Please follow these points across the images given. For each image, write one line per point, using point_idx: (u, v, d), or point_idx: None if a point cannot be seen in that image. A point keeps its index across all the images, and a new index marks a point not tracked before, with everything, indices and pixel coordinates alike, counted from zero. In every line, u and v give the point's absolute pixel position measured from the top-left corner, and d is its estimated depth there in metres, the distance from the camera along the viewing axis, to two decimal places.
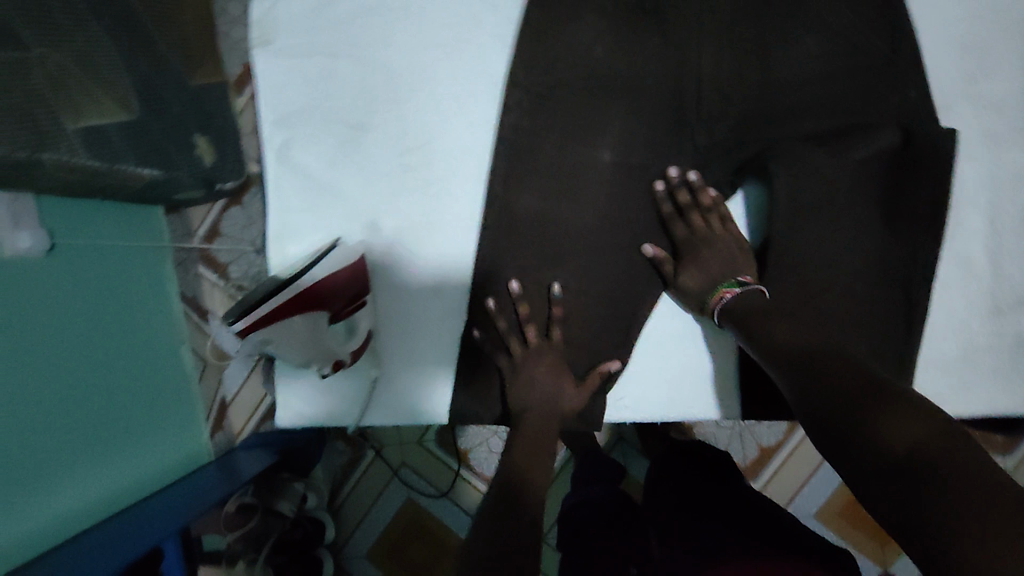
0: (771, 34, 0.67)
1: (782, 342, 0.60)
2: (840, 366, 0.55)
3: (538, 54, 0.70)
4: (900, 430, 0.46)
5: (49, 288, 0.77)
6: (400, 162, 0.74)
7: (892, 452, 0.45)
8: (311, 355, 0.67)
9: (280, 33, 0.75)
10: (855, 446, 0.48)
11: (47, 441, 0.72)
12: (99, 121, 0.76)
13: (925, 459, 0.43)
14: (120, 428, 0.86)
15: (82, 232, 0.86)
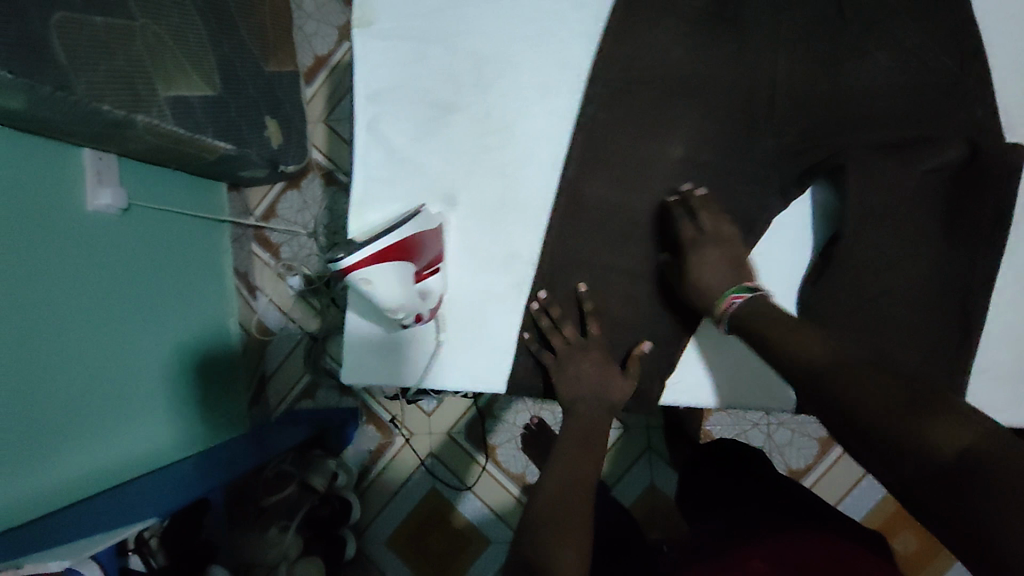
0: (845, 46, 0.70)
1: (807, 355, 0.59)
2: (872, 371, 0.54)
3: (618, 53, 0.74)
4: (950, 433, 0.46)
5: (107, 227, 1.12)
6: (479, 145, 0.79)
7: (951, 452, 0.45)
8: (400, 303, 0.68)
9: (379, 15, 0.80)
10: (899, 451, 0.48)
11: (111, 361, 1.07)
12: (185, 92, 1.10)
13: (978, 458, 0.44)
14: (120, 385, 1.09)
15: (153, 195, 1.23)
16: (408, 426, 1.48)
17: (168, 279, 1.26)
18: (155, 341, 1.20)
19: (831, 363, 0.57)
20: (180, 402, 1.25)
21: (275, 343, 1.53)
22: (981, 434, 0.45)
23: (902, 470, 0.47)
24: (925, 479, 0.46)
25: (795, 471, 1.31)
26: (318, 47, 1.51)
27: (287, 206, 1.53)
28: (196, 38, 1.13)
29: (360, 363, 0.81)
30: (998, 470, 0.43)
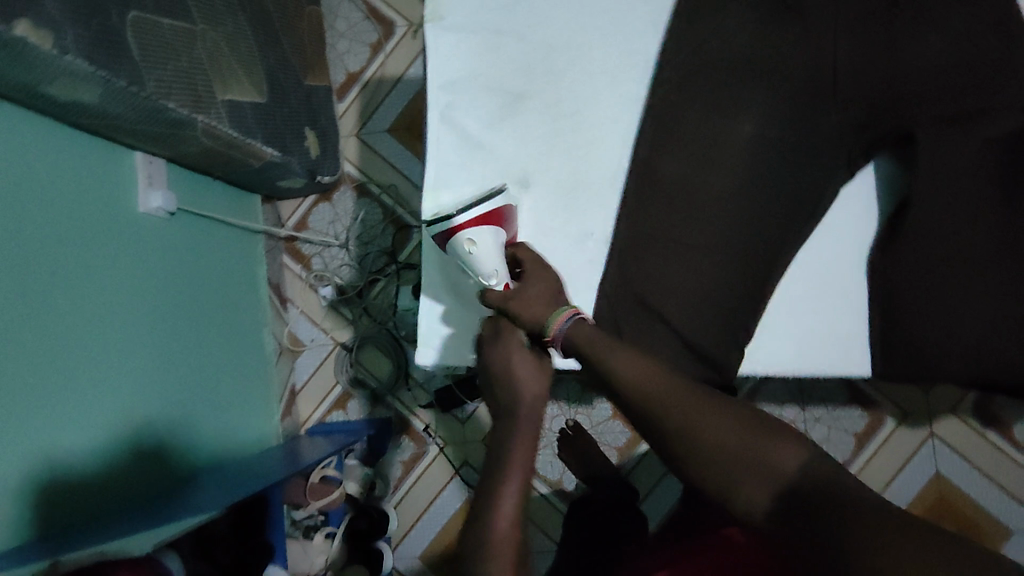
0: (905, 26, 0.74)
1: (630, 379, 0.61)
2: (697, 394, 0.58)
3: (687, 39, 0.78)
4: (796, 456, 0.52)
5: (154, 232, 1.13)
6: (553, 129, 0.83)
7: (791, 474, 0.51)
8: (489, 266, 0.75)
9: (450, 10, 0.83)
10: (747, 478, 0.52)
11: (148, 371, 1.07)
12: (237, 97, 1.12)
13: (814, 486, 0.49)
14: (150, 393, 1.06)
15: (193, 201, 1.24)
16: (442, 436, 1.47)
17: (206, 294, 1.26)
18: (191, 352, 1.19)
19: (677, 389, 0.59)
20: (213, 415, 1.25)
21: (306, 354, 1.54)
22: (815, 459, 0.51)
23: (748, 496, 0.52)
24: (774, 501, 0.50)
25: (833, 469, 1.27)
26: (350, 64, 1.55)
27: (318, 218, 1.55)
28: (246, 46, 1.15)
29: (429, 337, 0.84)
30: (836, 491, 0.48)
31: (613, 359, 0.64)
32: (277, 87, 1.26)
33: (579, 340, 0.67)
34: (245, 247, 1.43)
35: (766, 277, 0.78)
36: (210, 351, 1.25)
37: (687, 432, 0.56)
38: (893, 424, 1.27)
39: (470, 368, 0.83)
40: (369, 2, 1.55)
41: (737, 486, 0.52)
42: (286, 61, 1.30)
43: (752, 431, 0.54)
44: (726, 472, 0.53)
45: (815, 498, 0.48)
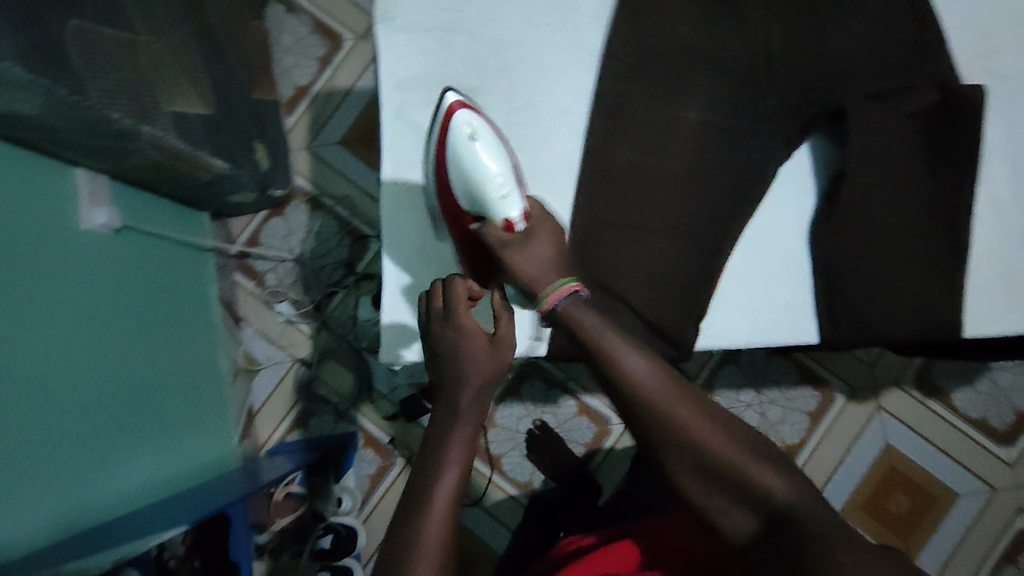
0: (825, 17, 0.81)
1: (631, 388, 0.64)
2: (693, 407, 0.63)
3: (630, 32, 0.82)
4: (775, 482, 0.59)
5: (99, 249, 1.09)
6: (507, 123, 0.85)
7: (772, 499, 0.59)
8: (508, 188, 0.72)
9: (401, 11, 0.85)
10: (739, 497, 0.60)
11: (103, 391, 1.02)
12: (184, 109, 1.11)
13: (786, 513, 0.58)
14: (106, 414, 1.02)
15: (139, 218, 1.20)
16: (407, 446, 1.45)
17: (156, 314, 1.22)
18: (145, 372, 1.15)
19: (675, 401, 0.63)
20: (169, 437, 1.19)
21: (262, 374, 1.50)
22: (791, 488, 0.59)
23: (732, 512, 0.61)
24: (754, 523, 0.60)
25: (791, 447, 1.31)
26: (298, 78, 1.55)
27: (269, 235, 1.52)
28: (191, 59, 1.14)
29: (384, 336, 0.82)
30: (802, 521, 0.56)
31: (620, 366, 0.66)
32: (223, 99, 1.24)
33: (582, 327, 0.67)
34: (193, 266, 1.39)
35: (718, 254, 0.82)
36: (163, 372, 1.21)
37: (687, 449, 0.62)
38: (843, 400, 1.33)
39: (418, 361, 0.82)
40: (314, 17, 1.55)
41: (729, 505, 0.61)
42: (232, 75, 1.29)
43: (743, 456, 0.61)
44: (720, 492, 0.61)
45: (785, 529, 0.57)
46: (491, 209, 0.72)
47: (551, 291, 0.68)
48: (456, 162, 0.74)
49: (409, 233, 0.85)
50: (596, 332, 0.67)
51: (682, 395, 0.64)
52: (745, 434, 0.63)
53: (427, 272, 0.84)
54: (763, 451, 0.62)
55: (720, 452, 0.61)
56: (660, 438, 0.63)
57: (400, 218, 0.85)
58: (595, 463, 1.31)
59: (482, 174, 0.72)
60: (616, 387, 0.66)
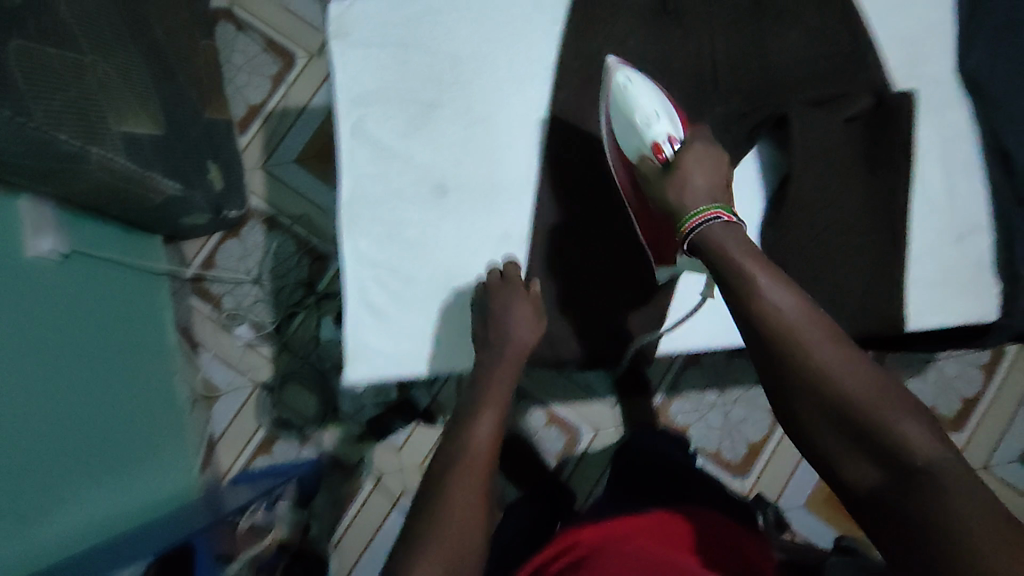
0: (766, 29, 0.85)
1: (786, 327, 0.65)
2: (844, 353, 0.63)
3: (581, 47, 0.85)
4: (924, 443, 0.55)
5: (46, 278, 1.05)
6: (466, 135, 0.86)
7: (909, 452, 0.55)
8: (661, 112, 0.79)
9: (356, 28, 0.86)
10: (871, 446, 0.57)
11: (55, 426, 0.97)
12: (135, 131, 1.08)
13: (932, 474, 0.53)
14: (59, 447, 0.98)
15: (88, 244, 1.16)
16: (377, 467, 1.43)
17: (109, 341, 1.18)
18: (99, 401, 1.10)
19: (832, 345, 0.63)
20: (126, 468, 1.15)
21: (222, 401, 1.45)
22: (944, 451, 0.55)
23: (866, 471, 0.57)
24: (881, 475, 0.56)
25: (753, 446, 1.37)
26: (251, 96, 1.53)
27: (224, 256, 1.49)
28: (142, 81, 1.12)
29: (365, 354, 0.82)
30: (949, 487, 0.52)
31: (768, 300, 0.66)
32: (174, 120, 1.22)
33: (727, 250, 0.70)
34: (145, 289, 1.35)
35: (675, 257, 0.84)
36: (119, 401, 1.17)
37: (827, 388, 0.61)
38: None
39: (469, 370, 0.83)
40: (265, 35, 1.54)
41: (855, 455, 0.58)
42: (184, 95, 1.27)
43: (890, 408, 0.58)
44: (851, 436, 0.59)
45: (922, 481, 0.53)
46: (642, 139, 0.79)
47: (694, 214, 0.73)
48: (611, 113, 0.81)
49: (369, 247, 0.83)
50: (746, 265, 0.69)
51: (833, 342, 0.64)
52: (895, 389, 0.60)
53: (391, 285, 0.83)
54: (916, 411, 0.58)
55: (865, 396, 0.59)
56: (801, 369, 0.63)
57: (359, 233, 0.83)
58: (567, 470, 1.32)
59: (632, 103, 0.79)
60: (763, 321, 0.66)
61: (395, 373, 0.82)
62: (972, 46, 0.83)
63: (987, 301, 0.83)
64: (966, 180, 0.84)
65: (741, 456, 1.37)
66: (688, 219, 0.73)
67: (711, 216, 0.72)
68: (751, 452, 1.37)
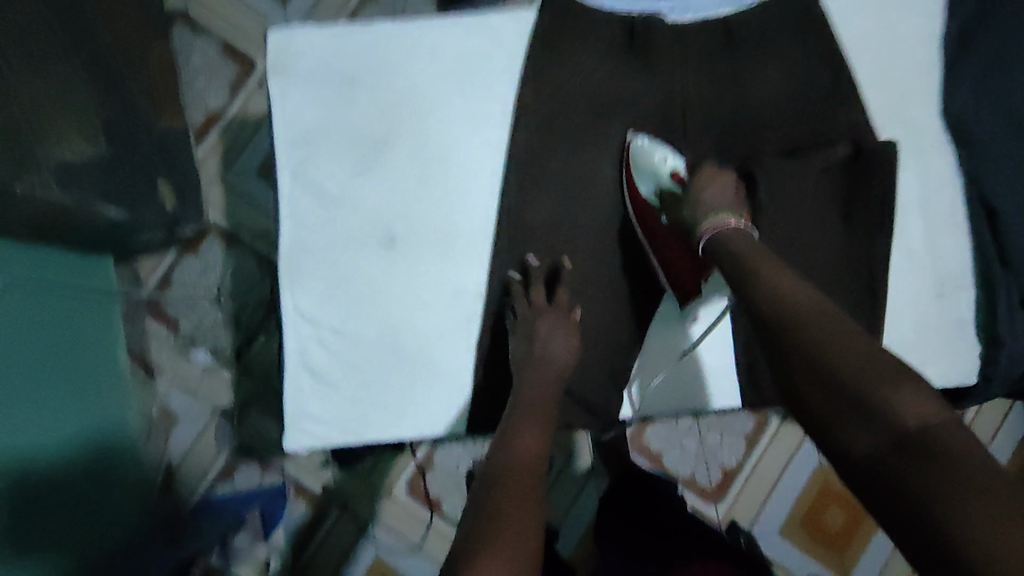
0: (742, 67, 0.78)
1: (787, 297, 0.59)
2: (838, 322, 0.55)
3: (542, 83, 0.79)
4: (919, 406, 0.47)
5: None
6: (417, 182, 0.79)
7: (906, 424, 0.46)
8: (673, 152, 0.78)
9: (297, 60, 0.79)
10: (862, 415, 0.48)
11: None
12: (70, 156, 0.99)
13: (931, 440, 0.45)
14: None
15: (29, 274, 1.06)
16: (342, 494, 1.37)
17: (52, 374, 1.08)
18: (51, 441, 1.04)
19: (825, 313, 0.56)
20: (66, 517, 1.05)
21: (181, 426, 1.37)
22: (940, 413, 0.47)
23: (854, 435, 0.49)
24: (875, 447, 0.47)
25: (728, 472, 1.32)
26: (211, 103, 1.41)
27: (181, 273, 1.40)
28: (88, 100, 1.03)
29: (304, 422, 0.77)
30: (951, 455, 0.44)
31: (760, 277, 0.63)
32: (126, 135, 1.11)
33: (729, 249, 0.68)
34: (97, 310, 1.26)
35: (641, 314, 0.81)
36: (70, 442, 1.09)
37: (821, 358, 0.53)
38: (777, 422, 1.34)
39: (439, 435, 0.79)
40: (224, 37, 1.42)
41: (843, 428, 0.49)
42: (140, 105, 1.16)
43: (877, 368, 0.50)
44: (841, 406, 0.50)
45: (926, 455, 0.44)
46: (660, 176, 0.78)
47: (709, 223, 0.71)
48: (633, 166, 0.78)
49: (308, 303, 0.78)
50: (744, 256, 0.66)
51: (824, 312, 0.57)
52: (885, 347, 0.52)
53: (335, 344, 0.78)
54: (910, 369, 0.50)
55: (852, 356, 0.52)
56: (796, 339, 0.55)
57: (299, 289, 0.78)
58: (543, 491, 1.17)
59: (640, 149, 0.78)
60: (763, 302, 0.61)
61: (340, 441, 0.77)
62: (957, 90, 0.77)
63: (963, 364, 0.78)
64: (947, 234, 0.78)
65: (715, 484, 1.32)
66: (702, 224, 0.72)
67: (721, 221, 0.70)
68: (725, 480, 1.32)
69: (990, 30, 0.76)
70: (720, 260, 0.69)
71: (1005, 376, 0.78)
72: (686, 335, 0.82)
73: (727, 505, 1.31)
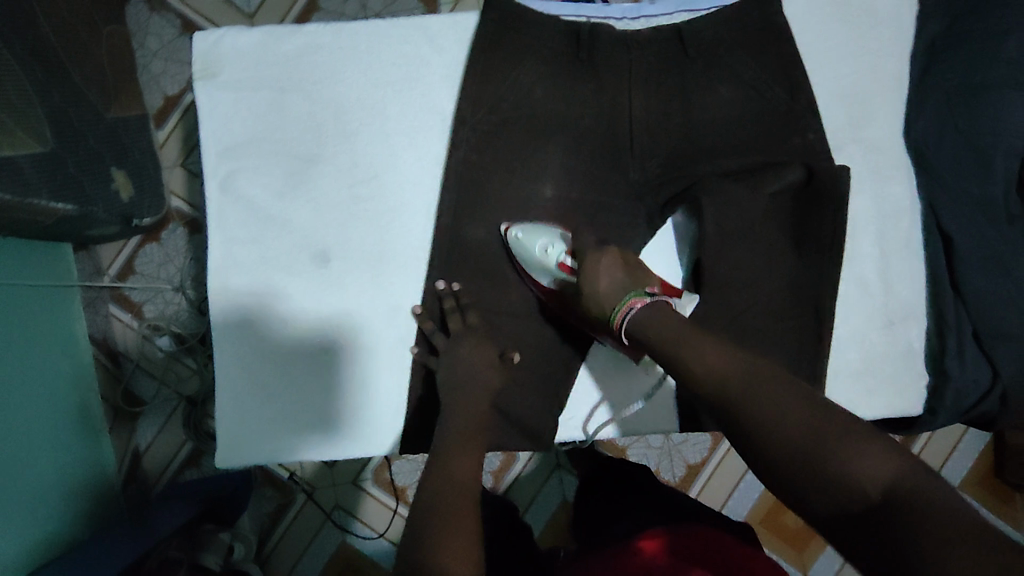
0: (691, 82, 0.74)
1: (708, 368, 0.55)
2: (781, 390, 0.51)
3: (482, 95, 0.74)
4: (878, 465, 0.44)
5: None
6: (350, 197, 0.76)
7: (874, 489, 0.43)
8: (553, 237, 0.74)
9: (224, 66, 0.75)
10: (829, 484, 0.45)
11: None
12: (12, 154, 0.81)
13: (902, 501, 0.42)
14: None
15: None
16: (308, 480, 1.20)
17: (17, 379, 0.92)
18: (21, 440, 0.90)
19: (761, 377, 0.52)
20: (50, 543, 0.91)
21: (145, 417, 1.21)
22: (905, 467, 0.43)
23: (821, 508, 0.45)
24: (853, 514, 0.43)
25: (692, 468, 1.18)
26: (167, 86, 1.21)
27: (146, 259, 1.22)
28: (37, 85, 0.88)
29: (235, 443, 0.75)
30: (925, 512, 0.40)
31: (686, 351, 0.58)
32: (84, 120, 0.98)
33: (657, 330, 0.61)
34: (56, 307, 1.09)
35: (582, 338, 0.77)
36: (45, 452, 0.95)
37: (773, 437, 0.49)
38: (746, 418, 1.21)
39: (374, 456, 0.77)
40: (184, 15, 1.22)
41: (817, 500, 0.45)
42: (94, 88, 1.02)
43: (836, 433, 0.46)
44: (806, 476, 0.46)
45: (899, 513, 0.41)
46: (550, 266, 0.73)
47: (616, 313, 0.65)
48: (524, 261, 0.74)
49: (238, 319, 0.75)
50: (666, 337, 0.60)
51: (758, 375, 0.52)
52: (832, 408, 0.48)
53: (265, 361, 0.76)
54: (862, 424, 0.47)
55: (799, 426, 0.48)
56: (747, 422, 0.50)
57: (229, 305, 0.75)
58: (511, 477, 1.11)
59: (520, 246, 0.73)
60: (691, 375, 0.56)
61: (272, 458, 0.76)
62: (919, 112, 0.75)
63: (911, 393, 0.76)
64: (902, 262, 0.76)
65: (678, 479, 1.18)
66: (612, 316, 0.66)
67: (628, 306, 0.64)
68: (688, 475, 1.18)
69: (950, 55, 0.73)
70: (649, 347, 0.62)
71: (952, 409, 0.74)
72: (660, 415, 0.79)
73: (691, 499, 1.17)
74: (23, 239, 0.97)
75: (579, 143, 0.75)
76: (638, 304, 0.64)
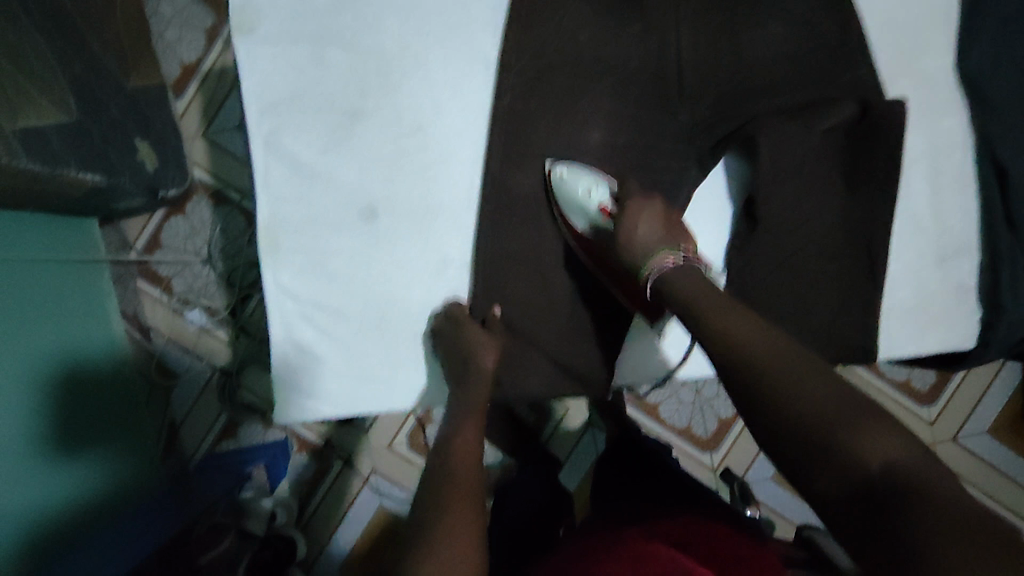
0: (738, 21, 0.73)
1: (741, 342, 0.54)
2: (799, 365, 0.50)
3: (527, 40, 0.73)
4: (887, 445, 0.43)
5: None
6: (395, 149, 0.76)
7: (890, 471, 0.42)
8: (597, 180, 0.73)
9: (263, 20, 0.73)
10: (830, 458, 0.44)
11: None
12: (39, 122, 0.80)
13: (900, 483, 0.41)
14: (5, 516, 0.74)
15: (25, 246, 0.89)
16: (343, 447, 1.18)
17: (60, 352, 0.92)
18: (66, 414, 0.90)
19: (790, 352, 0.52)
20: (96, 514, 0.91)
21: (178, 390, 1.17)
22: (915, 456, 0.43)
23: (823, 482, 0.44)
24: (850, 495, 0.43)
25: (724, 422, 1.18)
26: (184, 54, 1.19)
27: (172, 233, 1.18)
28: (64, 52, 0.87)
29: (292, 400, 0.75)
30: (929, 494, 0.40)
31: (705, 312, 0.59)
32: (109, 90, 0.96)
33: (679, 289, 0.63)
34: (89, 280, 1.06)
35: None
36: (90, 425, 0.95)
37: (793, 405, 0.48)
38: None
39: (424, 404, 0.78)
40: None
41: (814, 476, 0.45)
42: (117, 56, 1.01)
43: (851, 414, 0.46)
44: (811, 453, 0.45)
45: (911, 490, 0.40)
46: (587, 209, 0.73)
47: (651, 263, 0.67)
48: (563, 203, 0.73)
49: (291, 279, 0.74)
50: (693, 292, 0.62)
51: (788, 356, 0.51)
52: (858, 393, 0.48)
53: (316, 320, 0.75)
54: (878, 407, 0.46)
55: (808, 403, 0.47)
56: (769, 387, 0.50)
57: (279, 263, 0.74)
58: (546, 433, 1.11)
59: (564, 184, 0.73)
60: (709, 325, 0.58)
61: (330, 413, 0.75)
62: (971, 43, 0.74)
63: (959, 327, 0.76)
64: (953, 195, 0.76)
65: (710, 433, 1.18)
66: (642, 268, 0.68)
67: (660, 260, 0.66)
68: (720, 431, 1.18)
69: None
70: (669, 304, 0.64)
71: (1004, 340, 0.74)
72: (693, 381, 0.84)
73: (720, 455, 1.18)
74: (52, 214, 0.96)
75: (626, 89, 0.74)
76: (672, 261, 0.66)
